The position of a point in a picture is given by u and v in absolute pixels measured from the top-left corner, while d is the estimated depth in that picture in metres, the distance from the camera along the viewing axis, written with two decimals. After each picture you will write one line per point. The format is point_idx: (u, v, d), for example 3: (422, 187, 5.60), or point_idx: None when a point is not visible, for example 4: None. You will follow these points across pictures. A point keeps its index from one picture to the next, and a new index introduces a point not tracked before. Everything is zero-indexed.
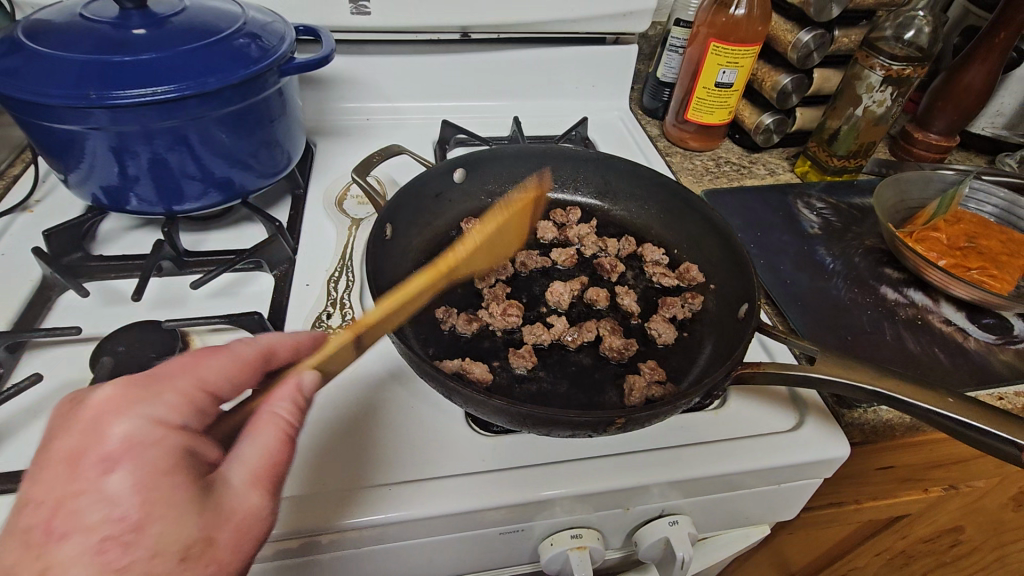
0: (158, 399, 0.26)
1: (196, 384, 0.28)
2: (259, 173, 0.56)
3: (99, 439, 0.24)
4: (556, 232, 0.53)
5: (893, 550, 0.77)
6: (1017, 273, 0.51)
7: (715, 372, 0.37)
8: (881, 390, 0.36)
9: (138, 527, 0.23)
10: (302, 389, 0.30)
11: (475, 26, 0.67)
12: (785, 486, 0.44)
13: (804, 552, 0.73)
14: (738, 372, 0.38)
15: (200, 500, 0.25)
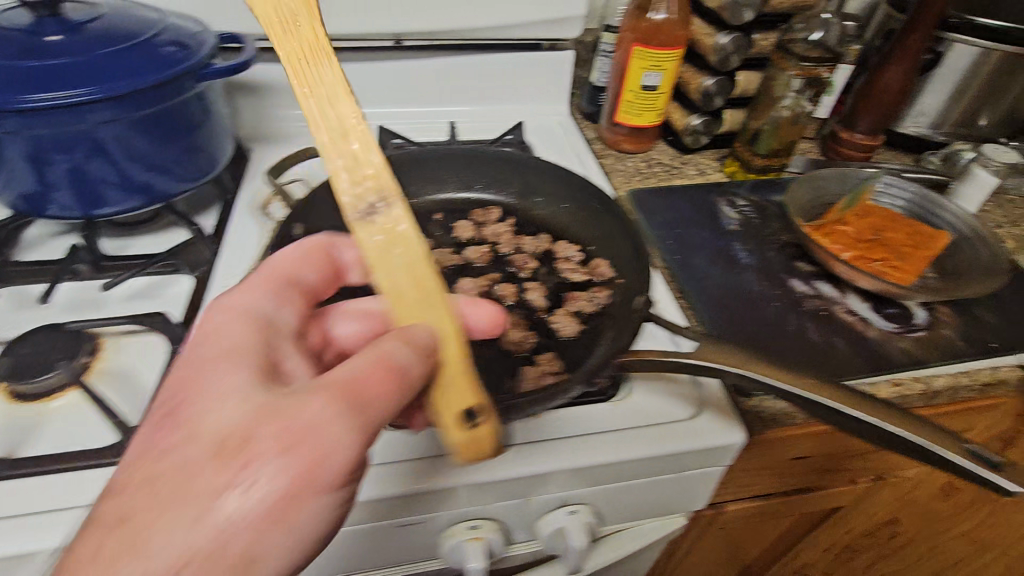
0: (283, 307, 0.33)
1: (292, 276, 0.35)
2: (182, 177, 0.56)
3: (203, 341, 0.30)
4: (472, 231, 0.53)
5: (838, 545, 0.78)
6: (920, 264, 0.53)
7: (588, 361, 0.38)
8: (751, 373, 0.36)
9: (242, 432, 0.26)
10: (410, 336, 0.30)
11: (408, 33, 0.68)
12: (687, 474, 0.45)
13: (747, 547, 0.75)
14: (622, 364, 0.39)
15: (295, 405, 0.27)
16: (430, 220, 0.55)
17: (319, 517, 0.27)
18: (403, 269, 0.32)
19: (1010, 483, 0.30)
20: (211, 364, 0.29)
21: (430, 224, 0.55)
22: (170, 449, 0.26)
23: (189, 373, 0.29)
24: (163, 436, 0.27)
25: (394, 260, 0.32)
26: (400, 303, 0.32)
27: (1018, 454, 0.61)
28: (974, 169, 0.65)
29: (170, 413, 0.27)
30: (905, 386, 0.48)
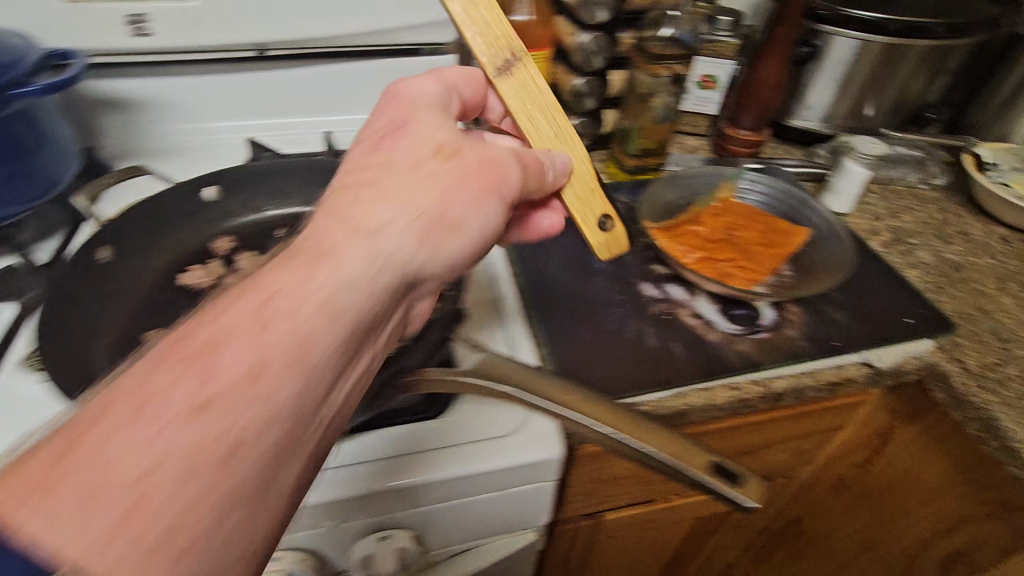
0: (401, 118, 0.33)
1: (453, 87, 0.38)
2: (9, 201, 0.53)
3: (396, 130, 0.32)
4: None
5: (744, 545, 0.78)
6: (770, 263, 0.52)
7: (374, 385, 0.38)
8: (517, 389, 0.35)
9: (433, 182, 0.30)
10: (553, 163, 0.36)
11: (269, 43, 0.66)
12: (511, 492, 0.44)
13: (648, 554, 0.74)
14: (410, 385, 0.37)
15: (481, 181, 0.31)
16: (270, 237, 0.53)
17: (444, 261, 0.31)
18: (518, 91, 0.36)
19: (745, 501, 0.30)
20: (380, 171, 0.30)
21: (270, 241, 0.53)
22: (358, 261, 0.26)
23: (464, 139, 0.32)
24: (353, 221, 0.27)
25: (519, 93, 0.37)
26: (532, 136, 0.38)
27: (893, 456, 0.60)
28: (846, 162, 0.64)
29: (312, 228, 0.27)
30: (742, 390, 0.46)
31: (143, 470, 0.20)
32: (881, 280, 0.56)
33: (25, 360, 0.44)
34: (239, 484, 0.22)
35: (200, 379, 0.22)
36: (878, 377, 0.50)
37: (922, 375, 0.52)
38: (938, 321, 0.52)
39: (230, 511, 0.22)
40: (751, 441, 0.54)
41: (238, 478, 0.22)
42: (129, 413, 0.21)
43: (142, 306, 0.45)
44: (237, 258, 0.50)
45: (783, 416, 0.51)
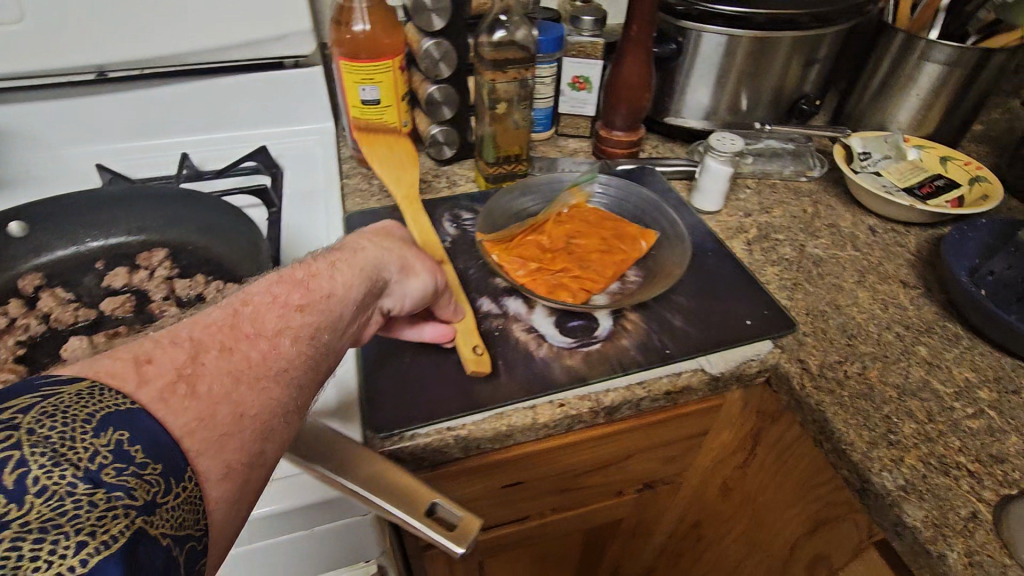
0: None
1: None
2: None
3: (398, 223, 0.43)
4: (124, 278, 0.49)
5: (654, 547, 0.76)
6: (605, 272, 0.51)
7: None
8: None
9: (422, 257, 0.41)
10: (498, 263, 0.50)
11: (111, 64, 0.64)
12: (319, 529, 0.41)
13: (551, 565, 0.72)
14: None
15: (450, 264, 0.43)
16: (89, 270, 0.51)
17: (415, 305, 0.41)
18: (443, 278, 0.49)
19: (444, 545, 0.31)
20: (369, 237, 0.39)
21: (87, 274, 0.50)
22: (372, 264, 0.37)
23: None
24: (363, 250, 0.37)
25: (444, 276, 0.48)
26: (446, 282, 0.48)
27: (765, 454, 0.57)
28: (707, 160, 0.63)
29: (337, 248, 0.37)
30: (569, 407, 0.44)
31: (239, 366, 0.28)
32: (732, 281, 0.55)
33: None
34: (280, 399, 0.29)
35: (272, 319, 0.30)
36: (719, 383, 0.49)
37: (769, 375, 0.51)
38: (781, 320, 0.51)
39: (274, 417, 0.29)
40: (607, 453, 0.53)
41: (279, 393, 0.29)
42: (226, 331, 0.29)
43: None
44: (41, 296, 0.47)
45: (629, 426, 0.50)
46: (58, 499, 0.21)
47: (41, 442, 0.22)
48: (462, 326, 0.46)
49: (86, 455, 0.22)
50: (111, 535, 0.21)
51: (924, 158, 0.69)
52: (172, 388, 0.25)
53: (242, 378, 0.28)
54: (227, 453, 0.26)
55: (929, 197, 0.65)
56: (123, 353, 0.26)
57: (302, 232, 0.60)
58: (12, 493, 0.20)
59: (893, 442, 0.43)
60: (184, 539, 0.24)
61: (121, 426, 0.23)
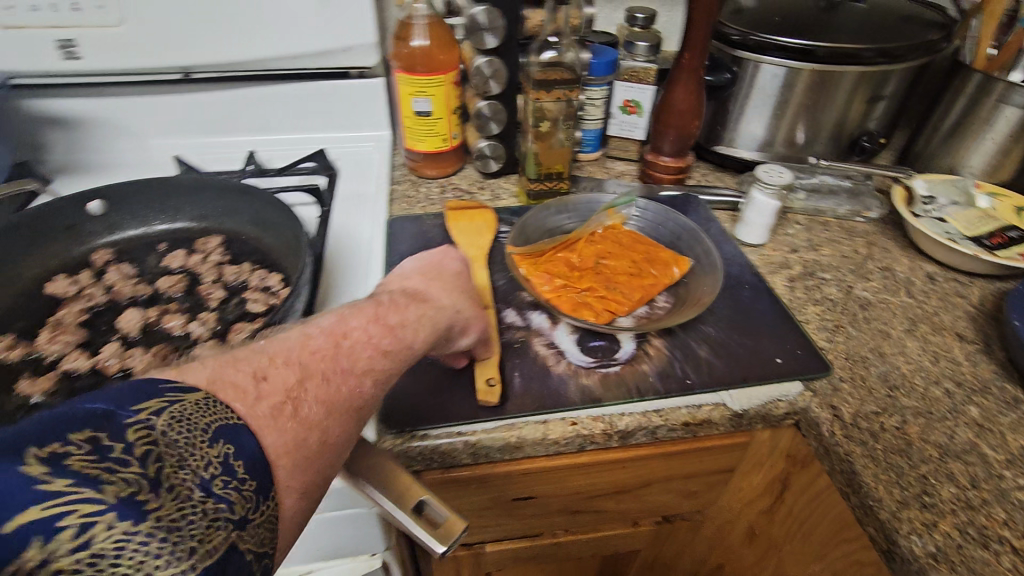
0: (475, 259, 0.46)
1: None
2: None
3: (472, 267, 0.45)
4: (181, 260, 0.53)
5: None
6: (633, 294, 0.50)
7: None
8: None
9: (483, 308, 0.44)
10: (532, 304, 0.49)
11: (195, 66, 0.70)
12: (330, 515, 0.43)
13: None
14: None
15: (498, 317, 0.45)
16: (152, 251, 0.55)
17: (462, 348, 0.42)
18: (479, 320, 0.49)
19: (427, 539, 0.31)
20: (443, 286, 0.40)
21: (150, 254, 0.55)
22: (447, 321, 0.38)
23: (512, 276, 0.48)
24: (439, 304, 0.38)
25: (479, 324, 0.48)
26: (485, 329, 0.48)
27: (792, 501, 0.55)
28: (753, 192, 0.62)
29: (419, 292, 0.38)
30: (581, 425, 0.44)
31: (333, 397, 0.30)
32: (766, 316, 0.53)
33: None
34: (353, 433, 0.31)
35: (363, 356, 0.32)
36: (743, 421, 0.47)
37: (798, 419, 0.48)
38: (815, 362, 0.49)
39: (348, 448, 0.30)
40: (625, 478, 0.52)
41: (352, 426, 0.31)
42: (324, 362, 0.30)
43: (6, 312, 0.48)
44: (109, 269, 0.52)
45: (648, 453, 0.49)
46: (180, 498, 0.23)
47: (170, 442, 0.24)
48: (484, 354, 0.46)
49: (201, 463, 0.24)
50: (212, 545, 0.23)
51: (996, 206, 0.65)
52: (280, 408, 0.27)
53: (329, 410, 0.29)
54: (309, 476, 0.28)
55: (999, 248, 0.60)
56: (242, 365, 0.28)
57: (347, 232, 0.63)
58: (150, 483, 0.22)
59: (927, 506, 0.40)
60: (262, 555, 0.25)
61: (233, 440, 0.25)
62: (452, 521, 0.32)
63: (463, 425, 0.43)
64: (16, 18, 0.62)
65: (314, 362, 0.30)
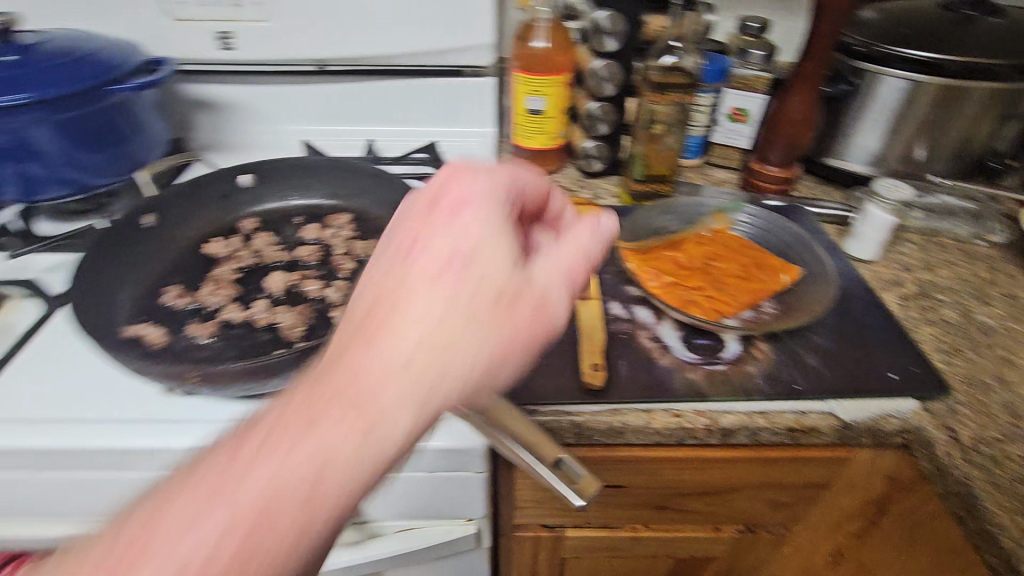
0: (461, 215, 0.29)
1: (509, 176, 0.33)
2: (106, 173, 0.68)
3: (457, 217, 0.29)
4: (316, 233, 0.58)
5: None
6: (740, 297, 0.51)
7: (297, 349, 0.41)
8: None
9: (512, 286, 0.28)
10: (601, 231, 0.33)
11: (329, 59, 0.76)
12: (439, 475, 0.46)
13: None
14: None
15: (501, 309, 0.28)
16: (288, 222, 0.61)
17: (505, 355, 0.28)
18: (585, 311, 0.51)
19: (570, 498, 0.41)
20: (419, 269, 0.28)
21: (286, 225, 0.60)
22: (430, 377, 0.26)
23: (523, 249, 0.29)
24: (403, 320, 0.26)
25: (586, 315, 0.51)
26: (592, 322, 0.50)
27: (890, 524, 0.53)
28: (869, 207, 0.60)
29: (393, 292, 0.27)
30: (685, 419, 0.45)
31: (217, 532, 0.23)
32: (878, 332, 0.52)
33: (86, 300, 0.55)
34: (270, 554, 0.24)
35: (285, 462, 0.24)
36: (850, 432, 0.46)
37: (908, 438, 0.47)
38: (933, 382, 0.47)
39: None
40: (714, 480, 0.52)
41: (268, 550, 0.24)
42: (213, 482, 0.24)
43: (170, 265, 0.54)
44: (255, 236, 0.58)
45: (744, 457, 0.49)
46: None
47: None
48: (591, 342, 0.48)
49: None
50: None
51: None
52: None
53: (268, 495, 0.24)
54: None
55: None
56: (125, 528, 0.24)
57: None
58: None
59: None
60: None
61: None
62: (587, 480, 0.42)
63: (568, 404, 0.45)
64: (188, 12, 0.71)
65: (246, 446, 0.25)
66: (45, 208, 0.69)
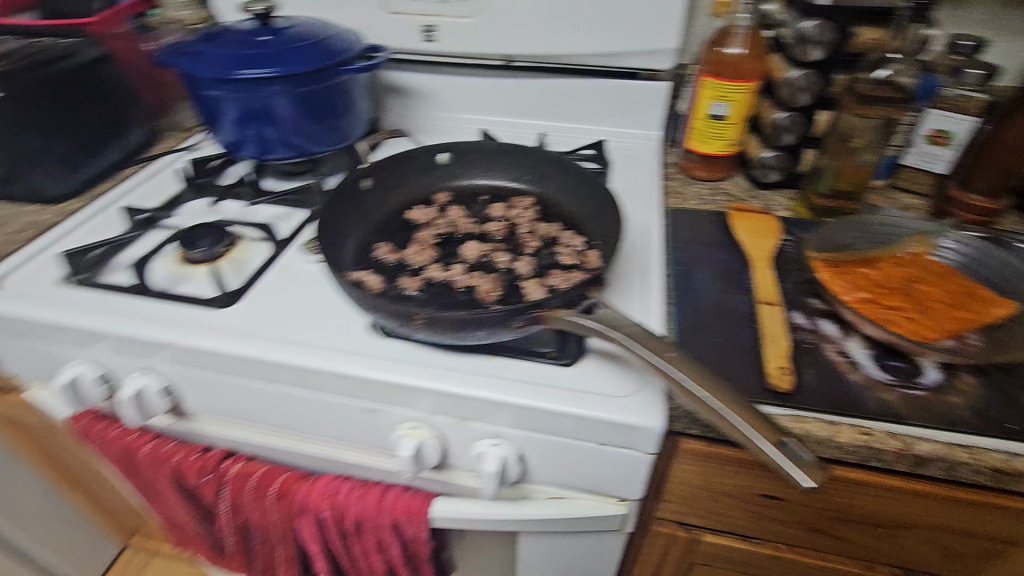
0: None
1: None
2: (322, 142, 0.78)
3: None
4: (502, 211, 0.63)
5: None
6: (945, 324, 0.48)
7: (504, 308, 0.45)
8: (624, 337, 0.41)
9: None
10: None
11: (517, 55, 0.81)
12: (608, 450, 0.48)
13: None
14: (534, 312, 0.45)
15: None
16: (476, 199, 0.66)
17: None
18: (766, 315, 0.51)
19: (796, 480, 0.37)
20: None
21: (474, 202, 0.66)
22: None
23: None
24: None
25: (770, 320, 0.50)
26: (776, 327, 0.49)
27: None
28: None
29: None
30: (876, 438, 0.43)
31: None
32: None
33: (305, 247, 0.64)
34: None
35: None
36: None
37: None
38: None
39: None
40: (886, 511, 0.50)
41: None
42: None
43: (379, 225, 0.62)
44: (449, 208, 0.64)
45: (931, 491, 0.46)
46: None
47: None
48: (776, 348, 0.47)
49: None
50: None
51: None
52: None
53: None
54: None
55: None
56: None
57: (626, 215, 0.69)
58: None
59: None
60: None
61: None
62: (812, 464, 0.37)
63: (749, 401, 0.45)
64: (403, 7, 0.80)
65: None
66: (268, 167, 0.81)
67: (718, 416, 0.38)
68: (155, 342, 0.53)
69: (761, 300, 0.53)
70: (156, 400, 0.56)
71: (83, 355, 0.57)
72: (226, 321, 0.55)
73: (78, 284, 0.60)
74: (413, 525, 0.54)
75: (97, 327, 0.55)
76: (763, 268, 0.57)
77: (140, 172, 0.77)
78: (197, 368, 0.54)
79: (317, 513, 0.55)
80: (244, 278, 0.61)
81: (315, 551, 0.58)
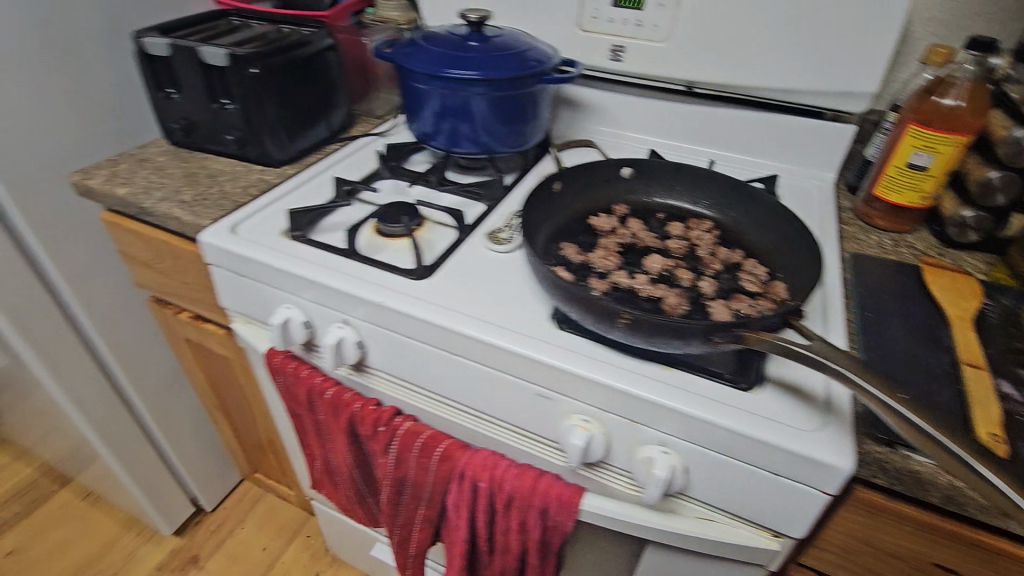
0: None
1: None
2: (503, 143, 0.84)
3: None
4: (682, 231, 0.65)
5: None
6: None
7: (708, 323, 0.46)
8: (841, 370, 0.41)
9: None
10: None
11: (700, 82, 0.83)
12: (783, 482, 0.48)
13: None
14: (737, 333, 0.46)
15: None
16: (653, 216, 0.68)
17: None
18: (971, 382, 0.49)
19: None
20: None
21: (652, 217, 0.68)
22: None
23: None
24: None
25: (978, 384, 0.48)
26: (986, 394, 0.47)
27: None
28: None
29: None
30: None
31: None
32: None
33: (488, 236, 0.69)
34: None
35: None
36: None
37: None
38: None
39: None
40: None
41: None
42: None
43: (564, 226, 0.65)
44: (629, 219, 0.67)
45: None
46: None
47: None
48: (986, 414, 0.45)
49: None
50: None
51: None
52: None
53: None
54: None
55: None
56: None
57: None
58: None
59: None
60: None
61: None
62: None
63: None
64: (596, 26, 0.84)
65: None
66: (450, 159, 0.87)
67: (958, 469, 0.37)
68: (360, 299, 0.60)
69: (965, 363, 0.50)
70: (351, 351, 0.63)
71: (295, 300, 0.65)
72: (421, 292, 0.61)
73: (297, 239, 0.68)
74: (562, 513, 0.56)
75: (314, 277, 0.62)
76: (963, 329, 0.54)
77: (342, 150, 0.87)
78: (390, 328, 0.61)
79: (475, 482, 0.59)
80: (433, 256, 0.67)
81: (461, 517, 0.62)
